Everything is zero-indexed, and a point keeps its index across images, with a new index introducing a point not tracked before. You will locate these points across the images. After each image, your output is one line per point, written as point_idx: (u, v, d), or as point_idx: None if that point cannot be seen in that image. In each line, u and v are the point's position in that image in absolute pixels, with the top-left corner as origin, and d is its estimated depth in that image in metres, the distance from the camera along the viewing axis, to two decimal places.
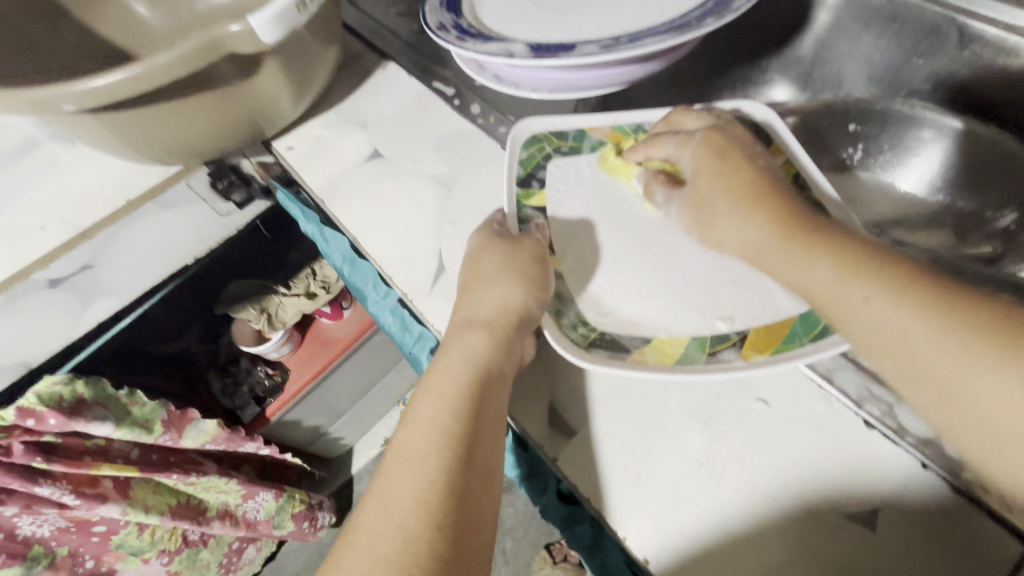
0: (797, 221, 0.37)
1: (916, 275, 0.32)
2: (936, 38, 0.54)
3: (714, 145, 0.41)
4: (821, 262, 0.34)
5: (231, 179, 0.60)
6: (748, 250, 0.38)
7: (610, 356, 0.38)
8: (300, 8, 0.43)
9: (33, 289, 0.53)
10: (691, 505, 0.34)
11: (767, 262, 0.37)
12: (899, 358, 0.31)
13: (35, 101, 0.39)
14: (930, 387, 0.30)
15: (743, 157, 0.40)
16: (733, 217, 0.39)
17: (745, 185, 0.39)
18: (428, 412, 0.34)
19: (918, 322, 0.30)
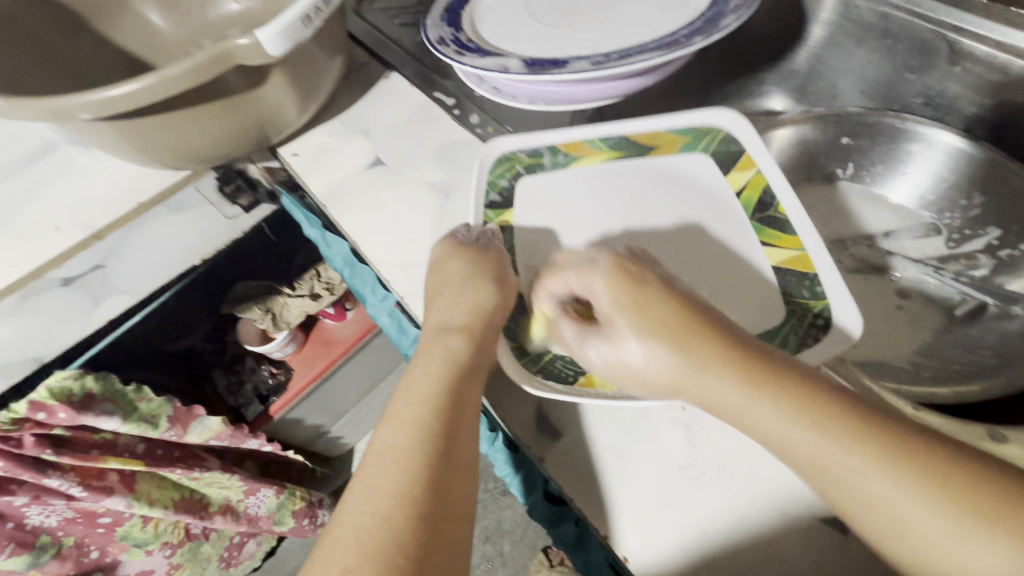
0: (745, 355, 0.34)
1: (850, 407, 0.32)
2: (928, 54, 0.55)
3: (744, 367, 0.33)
4: (803, 432, 0.31)
5: (238, 183, 0.62)
6: (730, 412, 0.34)
7: (555, 382, 0.39)
8: (306, 23, 0.45)
9: (49, 289, 0.56)
10: (673, 507, 0.36)
11: (738, 417, 0.34)
12: (831, 481, 0.31)
13: (54, 110, 0.42)
14: (882, 524, 0.30)
15: (647, 281, 0.38)
16: (700, 363, 0.34)
17: (839, 430, 0.31)
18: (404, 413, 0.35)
19: (875, 472, 0.30)
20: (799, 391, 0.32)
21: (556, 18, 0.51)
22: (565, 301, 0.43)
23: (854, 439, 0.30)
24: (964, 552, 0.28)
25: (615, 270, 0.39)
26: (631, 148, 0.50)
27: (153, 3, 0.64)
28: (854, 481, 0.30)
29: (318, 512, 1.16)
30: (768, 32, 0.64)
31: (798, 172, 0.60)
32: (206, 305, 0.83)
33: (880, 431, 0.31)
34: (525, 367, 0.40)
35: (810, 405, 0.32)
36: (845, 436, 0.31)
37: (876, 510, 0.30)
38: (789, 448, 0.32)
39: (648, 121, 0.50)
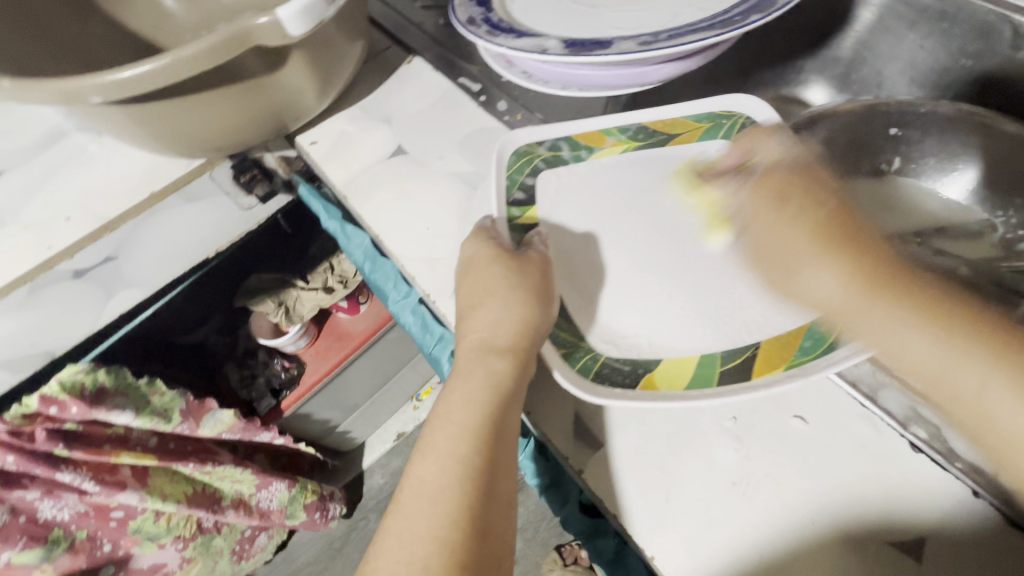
0: (879, 268, 0.33)
1: (958, 317, 0.31)
2: (988, 37, 0.51)
3: (777, 187, 0.38)
4: (912, 332, 0.31)
5: (254, 173, 0.59)
6: (914, 366, 0.32)
7: (614, 385, 0.36)
8: (328, 1, 0.42)
9: (60, 280, 0.55)
10: (725, 526, 0.33)
11: (846, 318, 0.34)
12: (936, 373, 0.30)
13: (65, 92, 0.39)
14: (930, 376, 0.31)
15: (799, 181, 0.38)
16: (874, 329, 0.32)
17: (903, 288, 0.32)
18: (439, 425, 0.34)
19: (933, 345, 0.31)
20: (884, 261, 0.33)
21: None
22: (605, 303, 0.40)
23: (879, 288, 0.32)
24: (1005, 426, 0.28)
25: (772, 179, 0.38)
26: (654, 136, 0.48)
27: None
28: (965, 378, 0.30)
29: (330, 505, 1.15)
30: (809, 16, 0.60)
31: (843, 166, 0.57)
32: (220, 297, 0.81)
33: (933, 302, 0.32)
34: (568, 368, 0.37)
35: (882, 277, 0.33)
36: (908, 300, 0.32)
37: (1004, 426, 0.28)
38: (902, 355, 0.32)
39: (665, 109, 0.48)
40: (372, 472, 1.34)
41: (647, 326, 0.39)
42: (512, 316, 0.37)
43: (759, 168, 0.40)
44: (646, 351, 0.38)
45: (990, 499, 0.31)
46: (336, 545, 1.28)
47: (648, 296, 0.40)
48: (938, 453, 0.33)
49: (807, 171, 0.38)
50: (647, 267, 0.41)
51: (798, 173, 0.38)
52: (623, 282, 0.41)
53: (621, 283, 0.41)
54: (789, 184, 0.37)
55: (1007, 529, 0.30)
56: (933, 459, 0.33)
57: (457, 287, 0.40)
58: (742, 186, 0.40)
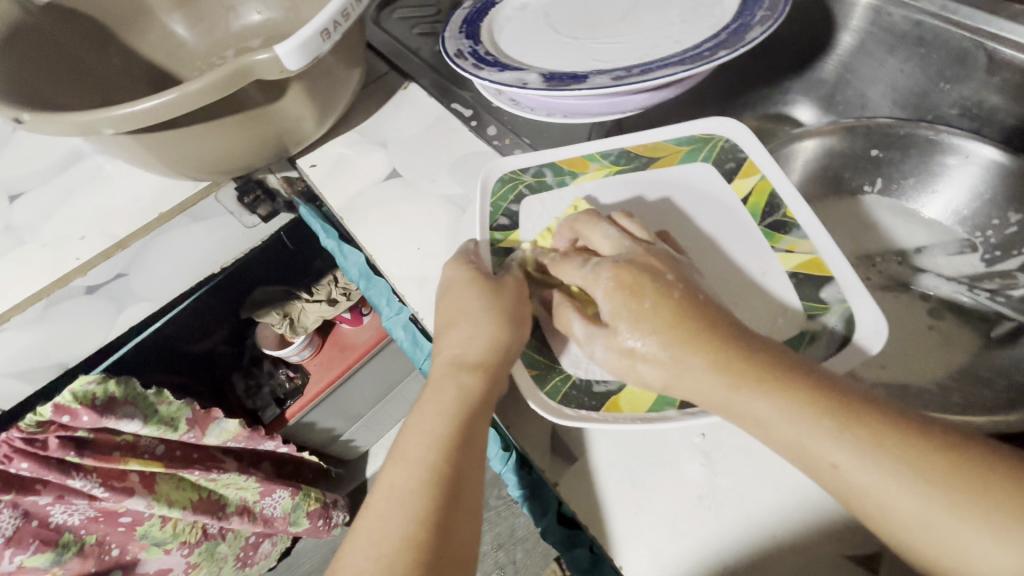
0: (740, 357, 0.33)
1: (872, 420, 0.30)
2: (964, 63, 0.52)
3: (690, 307, 0.35)
4: (761, 399, 0.32)
5: (257, 194, 0.62)
6: (781, 443, 0.32)
7: (577, 407, 0.38)
8: (325, 37, 0.45)
9: (74, 296, 0.56)
10: (691, 538, 0.34)
11: (717, 402, 0.34)
12: (871, 491, 0.30)
13: (80, 125, 0.42)
14: (867, 503, 0.30)
15: (639, 269, 0.37)
16: (767, 431, 0.32)
17: (860, 435, 0.30)
18: (418, 436, 0.36)
19: (861, 464, 0.30)
20: (856, 416, 0.30)
21: (575, 28, 0.51)
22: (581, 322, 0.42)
23: (835, 426, 0.31)
24: (938, 539, 0.28)
25: (622, 282, 0.37)
26: (633, 161, 0.50)
27: (178, 15, 0.65)
28: (854, 475, 0.30)
29: (333, 513, 1.17)
30: (793, 41, 0.62)
31: (825, 187, 0.59)
32: (226, 310, 0.84)
33: (884, 426, 0.30)
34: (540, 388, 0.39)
35: (872, 432, 0.30)
36: (880, 450, 0.30)
37: (924, 542, 0.29)
38: (836, 484, 0.31)
39: (647, 134, 0.50)
40: (375, 481, 1.36)
41: None
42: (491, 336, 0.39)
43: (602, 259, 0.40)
44: (616, 371, 0.39)
45: None
46: (338, 553, 1.29)
47: None
48: None
49: (646, 259, 0.38)
50: None
51: (637, 260, 0.38)
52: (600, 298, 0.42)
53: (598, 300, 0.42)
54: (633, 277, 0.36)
55: None
56: None
57: (443, 306, 0.42)
58: (592, 279, 0.39)
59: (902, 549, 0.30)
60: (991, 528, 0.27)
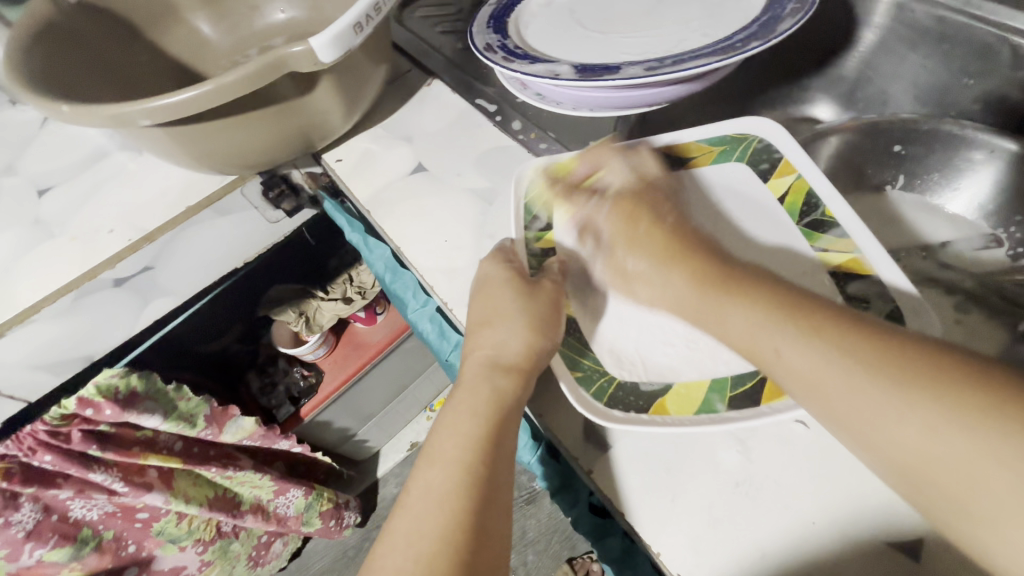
0: (708, 267, 0.37)
1: (830, 320, 0.32)
2: (988, 59, 0.53)
3: (628, 207, 0.43)
4: (739, 312, 0.34)
5: (282, 189, 0.63)
6: (751, 350, 0.34)
7: (625, 409, 0.38)
8: (356, 31, 0.46)
9: (101, 289, 0.57)
10: (728, 525, 0.34)
11: (692, 310, 0.37)
12: (805, 388, 0.32)
13: (117, 116, 0.43)
14: (818, 399, 0.31)
15: (642, 202, 0.43)
16: (708, 313, 0.36)
17: (786, 313, 0.33)
18: (461, 427, 0.36)
19: (809, 351, 0.32)
20: (788, 301, 0.34)
21: (600, 23, 0.51)
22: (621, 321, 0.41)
23: (780, 311, 0.33)
24: (959, 461, 0.27)
25: (632, 198, 0.43)
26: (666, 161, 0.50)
27: (203, 13, 0.66)
28: (802, 364, 0.32)
29: (345, 513, 1.17)
30: (813, 39, 0.62)
31: (847, 182, 0.59)
32: (243, 307, 0.85)
33: (831, 321, 0.32)
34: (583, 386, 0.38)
35: (803, 314, 0.33)
36: (823, 339, 0.31)
37: (906, 451, 0.28)
38: (781, 367, 0.33)
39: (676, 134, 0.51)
40: (386, 482, 1.36)
41: (653, 347, 0.40)
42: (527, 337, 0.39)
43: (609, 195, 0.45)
44: (655, 371, 0.39)
45: None
46: (349, 553, 1.29)
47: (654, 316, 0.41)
48: None
49: (645, 193, 0.44)
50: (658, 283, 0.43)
51: (642, 194, 0.43)
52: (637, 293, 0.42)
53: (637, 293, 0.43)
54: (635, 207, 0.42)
55: None
56: None
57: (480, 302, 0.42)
58: (601, 210, 0.44)
59: (911, 488, 0.29)
60: (958, 414, 0.27)
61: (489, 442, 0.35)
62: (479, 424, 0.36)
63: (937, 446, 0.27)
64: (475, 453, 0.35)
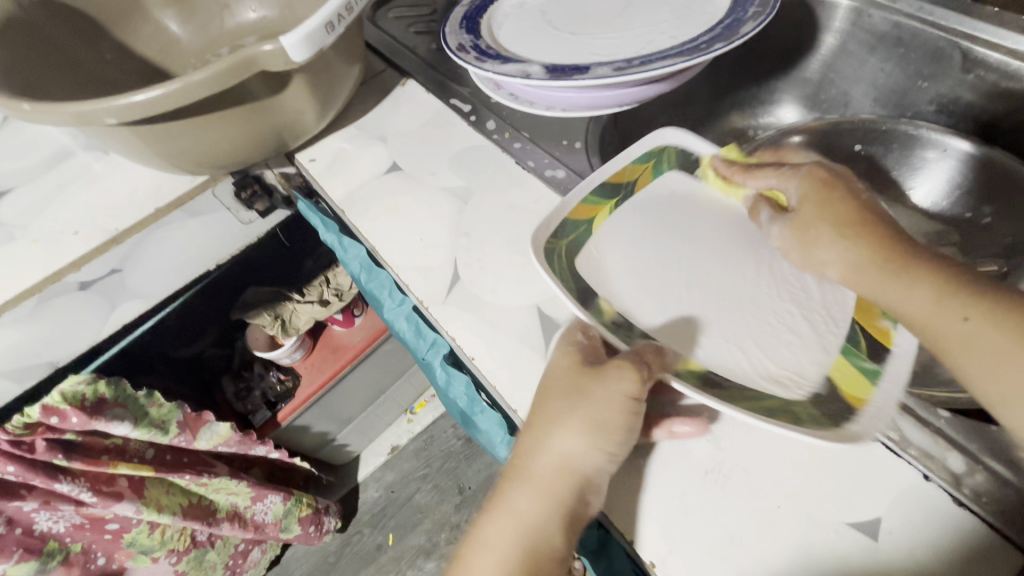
0: (866, 217, 0.36)
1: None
2: (940, 62, 0.55)
3: (820, 174, 0.38)
4: (922, 290, 0.33)
5: (254, 189, 0.62)
6: (927, 326, 0.33)
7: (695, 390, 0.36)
8: (329, 29, 0.45)
9: (67, 291, 0.56)
10: (699, 512, 0.35)
11: (867, 281, 0.35)
12: (981, 367, 0.30)
13: (81, 113, 0.42)
14: (993, 384, 0.30)
15: (841, 186, 0.37)
16: (883, 288, 0.34)
17: (978, 297, 0.31)
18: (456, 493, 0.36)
19: (1000, 337, 0.30)
20: (982, 287, 0.32)
21: (572, 25, 0.52)
22: (646, 330, 0.41)
23: (972, 296, 0.32)
24: None
25: (822, 176, 0.38)
26: (615, 193, 0.48)
27: (171, 11, 0.65)
28: (984, 345, 0.30)
29: (325, 519, 1.15)
30: (779, 42, 0.65)
31: None
32: (216, 310, 0.83)
33: (1022, 311, 0.30)
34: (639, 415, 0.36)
35: (996, 300, 0.31)
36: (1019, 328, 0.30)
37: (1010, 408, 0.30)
38: (958, 348, 0.31)
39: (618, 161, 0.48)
40: (367, 486, 1.34)
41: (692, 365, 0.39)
42: None
43: (800, 165, 0.40)
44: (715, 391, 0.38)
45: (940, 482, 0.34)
46: (330, 560, 1.27)
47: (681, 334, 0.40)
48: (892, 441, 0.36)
49: (848, 178, 0.38)
50: (650, 294, 0.42)
51: (840, 174, 0.38)
52: (647, 306, 0.42)
53: (640, 305, 0.42)
54: (832, 179, 0.37)
55: (957, 509, 0.33)
56: (888, 447, 0.35)
57: None
58: (787, 179, 0.40)
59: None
60: None
61: (497, 508, 0.36)
62: (478, 491, 0.36)
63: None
64: (473, 506, 0.36)
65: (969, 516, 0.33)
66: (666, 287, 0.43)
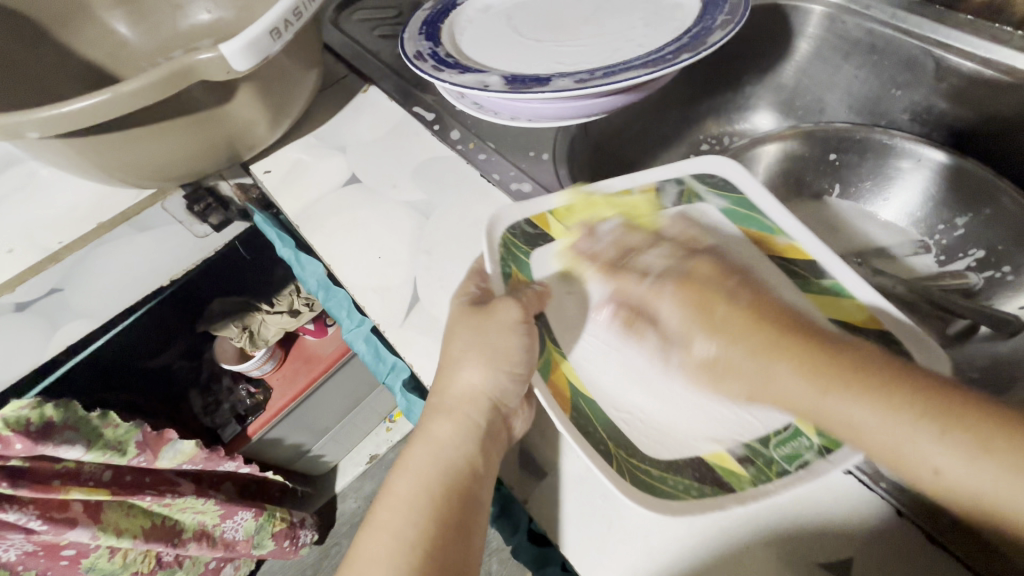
0: (720, 294, 0.38)
1: (925, 388, 0.30)
2: (914, 71, 0.54)
3: (693, 285, 0.39)
4: (864, 412, 0.31)
5: (208, 202, 0.58)
6: (884, 452, 0.30)
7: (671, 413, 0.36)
8: (275, 36, 0.43)
9: (1, 314, 0.52)
10: (664, 552, 0.33)
11: (804, 411, 0.33)
12: (960, 496, 0.29)
13: (1, 128, 0.39)
14: (974, 507, 0.28)
15: (699, 283, 0.39)
16: (826, 418, 0.32)
17: (889, 389, 0.31)
18: (405, 487, 0.35)
19: (950, 451, 0.29)
20: (897, 375, 0.31)
21: (538, 31, 0.50)
22: (620, 409, 0.36)
23: (900, 399, 0.30)
24: None
25: (687, 276, 0.40)
26: (567, 221, 0.44)
27: (120, 12, 0.62)
28: (940, 459, 0.29)
29: (300, 533, 1.12)
30: (754, 48, 0.63)
31: (786, 190, 0.61)
32: (176, 325, 0.80)
33: (941, 399, 0.30)
34: (686, 504, 0.32)
35: (906, 390, 0.31)
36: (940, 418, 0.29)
37: (909, 463, 0.30)
38: (922, 472, 0.29)
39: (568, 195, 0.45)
40: (345, 497, 1.32)
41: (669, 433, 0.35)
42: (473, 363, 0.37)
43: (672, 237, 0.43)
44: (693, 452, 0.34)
45: (913, 518, 0.32)
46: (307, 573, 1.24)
47: (658, 404, 0.36)
48: (866, 475, 0.34)
49: (695, 247, 0.42)
50: (617, 360, 0.38)
51: (702, 253, 0.41)
52: (619, 388, 0.37)
53: (617, 390, 0.37)
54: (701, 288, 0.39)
55: (929, 545, 0.32)
56: (861, 480, 0.34)
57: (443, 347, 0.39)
58: (660, 285, 0.40)
59: None
60: None
61: (441, 498, 0.34)
62: (428, 481, 0.35)
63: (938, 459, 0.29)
64: (424, 496, 0.34)
65: (941, 553, 0.31)
66: (636, 359, 0.38)
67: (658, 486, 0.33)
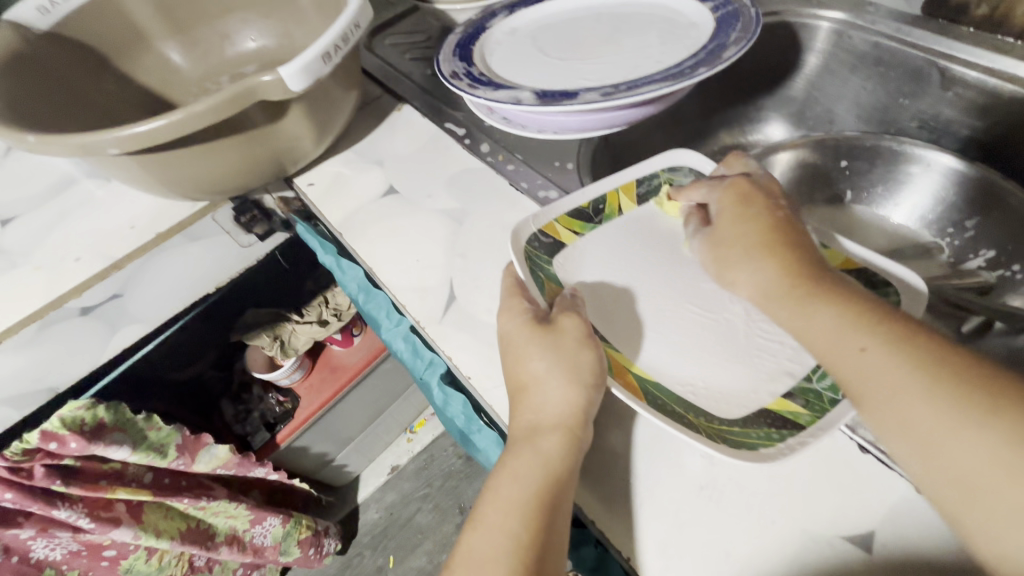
0: (809, 268, 0.36)
1: (917, 334, 0.31)
2: (919, 81, 0.57)
3: (743, 190, 0.42)
4: (824, 309, 0.34)
5: (254, 214, 0.63)
6: (824, 352, 0.33)
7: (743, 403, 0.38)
8: (325, 60, 0.47)
9: (67, 318, 0.56)
10: (693, 527, 0.35)
11: (779, 299, 0.36)
12: (877, 393, 0.30)
13: (85, 145, 0.43)
14: (887, 410, 0.30)
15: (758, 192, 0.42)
16: (793, 311, 0.35)
17: (879, 316, 0.33)
18: (510, 491, 0.36)
19: (884, 354, 0.31)
20: (887, 314, 0.33)
21: (562, 51, 0.54)
22: (656, 368, 0.40)
23: (878, 320, 0.33)
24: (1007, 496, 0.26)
25: (741, 190, 0.42)
26: (583, 217, 0.48)
27: (174, 42, 0.67)
28: (855, 358, 0.32)
29: (324, 541, 1.14)
30: (764, 63, 0.66)
31: (800, 196, 0.64)
32: (215, 332, 0.84)
33: (920, 337, 0.31)
34: (771, 449, 0.35)
35: (884, 317, 0.33)
36: (885, 334, 0.32)
37: (914, 429, 0.29)
38: (850, 369, 0.32)
39: (593, 188, 0.49)
40: (367, 508, 1.33)
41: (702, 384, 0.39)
42: (534, 362, 0.39)
43: (729, 177, 0.45)
44: (727, 403, 0.38)
45: None
46: None
47: (689, 355, 0.40)
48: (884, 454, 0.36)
49: (769, 189, 0.42)
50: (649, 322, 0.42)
51: (762, 187, 0.42)
52: (651, 349, 0.41)
53: (651, 351, 0.41)
54: (749, 188, 0.42)
55: None
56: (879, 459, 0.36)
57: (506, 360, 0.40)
58: (712, 192, 0.44)
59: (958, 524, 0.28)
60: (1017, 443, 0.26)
61: (531, 518, 0.35)
62: (529, 487, 0.36)
63: (1011, 494, 0.26)
64: (526, 502, 0.35)
65: None
66: (666, 312, 0.43)
67: (744, 442, 0.35)
